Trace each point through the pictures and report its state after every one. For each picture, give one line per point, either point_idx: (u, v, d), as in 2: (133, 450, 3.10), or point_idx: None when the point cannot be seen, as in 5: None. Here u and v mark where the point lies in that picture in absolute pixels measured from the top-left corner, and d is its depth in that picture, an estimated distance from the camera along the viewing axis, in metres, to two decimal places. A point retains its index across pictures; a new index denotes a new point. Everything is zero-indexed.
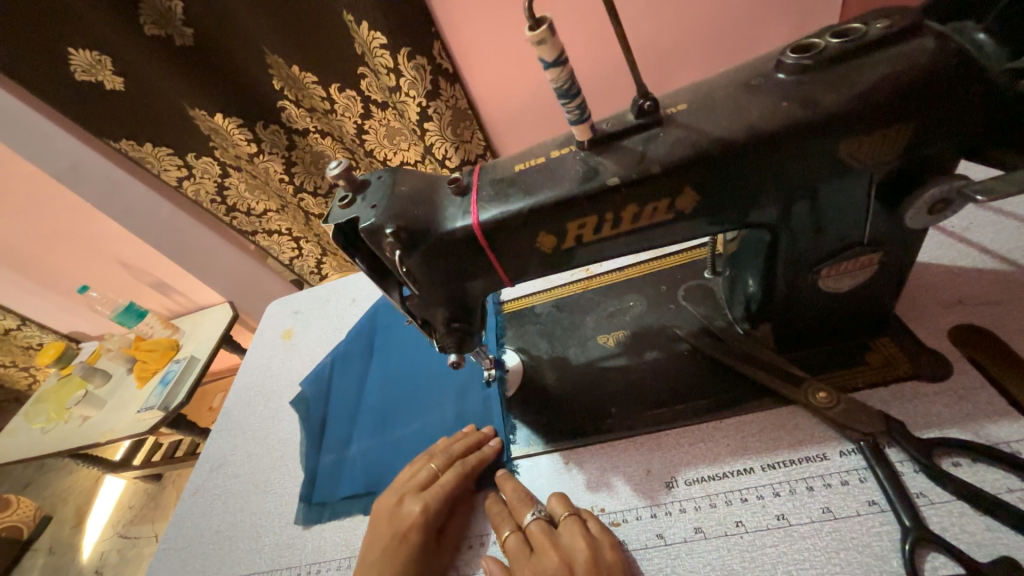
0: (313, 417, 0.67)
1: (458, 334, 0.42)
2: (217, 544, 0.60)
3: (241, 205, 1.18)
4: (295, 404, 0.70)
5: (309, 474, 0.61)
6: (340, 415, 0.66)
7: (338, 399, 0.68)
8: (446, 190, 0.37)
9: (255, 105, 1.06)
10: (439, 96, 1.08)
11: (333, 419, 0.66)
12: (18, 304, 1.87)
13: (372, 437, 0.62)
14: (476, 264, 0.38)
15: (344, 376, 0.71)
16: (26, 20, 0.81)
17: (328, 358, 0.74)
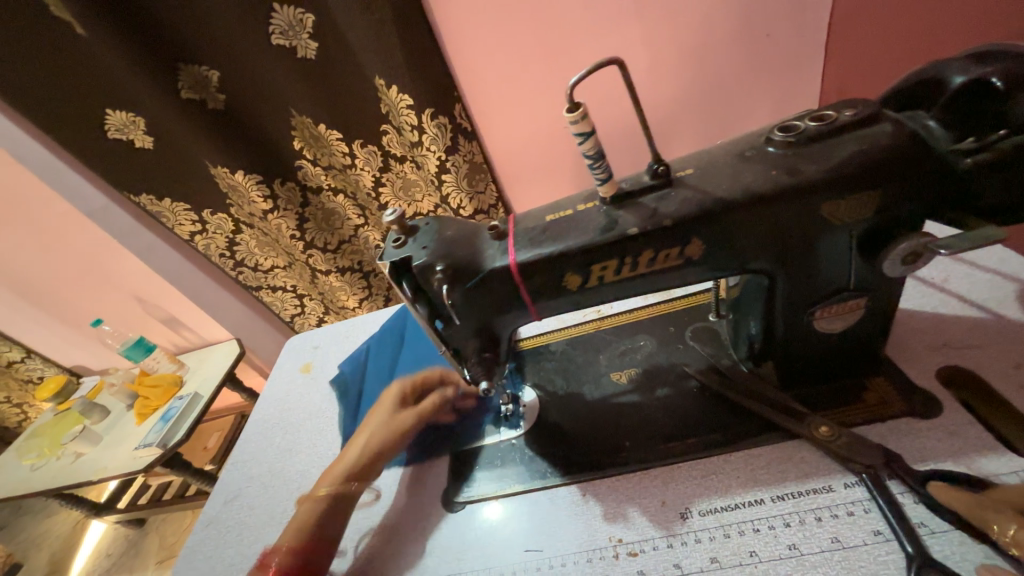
0: (351, 392, 0.77)
1: (487, 364, 0.46)
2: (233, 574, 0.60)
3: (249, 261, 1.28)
4: (335, 384, 0.80)
5: (346, 439, 0.70)
6: (374, 389, 0.75)
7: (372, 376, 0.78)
8: (486, 236, 0.42)
9: (273, 163, 1.18)
10: (456, 151, 1.19)
11: (367, 393, 0.76)
12: (27, 337, 1.90)
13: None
14: (509, 300, 0.42)
15: (377, 357, 0.81)
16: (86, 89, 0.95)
17: (364, 346, 0.84)
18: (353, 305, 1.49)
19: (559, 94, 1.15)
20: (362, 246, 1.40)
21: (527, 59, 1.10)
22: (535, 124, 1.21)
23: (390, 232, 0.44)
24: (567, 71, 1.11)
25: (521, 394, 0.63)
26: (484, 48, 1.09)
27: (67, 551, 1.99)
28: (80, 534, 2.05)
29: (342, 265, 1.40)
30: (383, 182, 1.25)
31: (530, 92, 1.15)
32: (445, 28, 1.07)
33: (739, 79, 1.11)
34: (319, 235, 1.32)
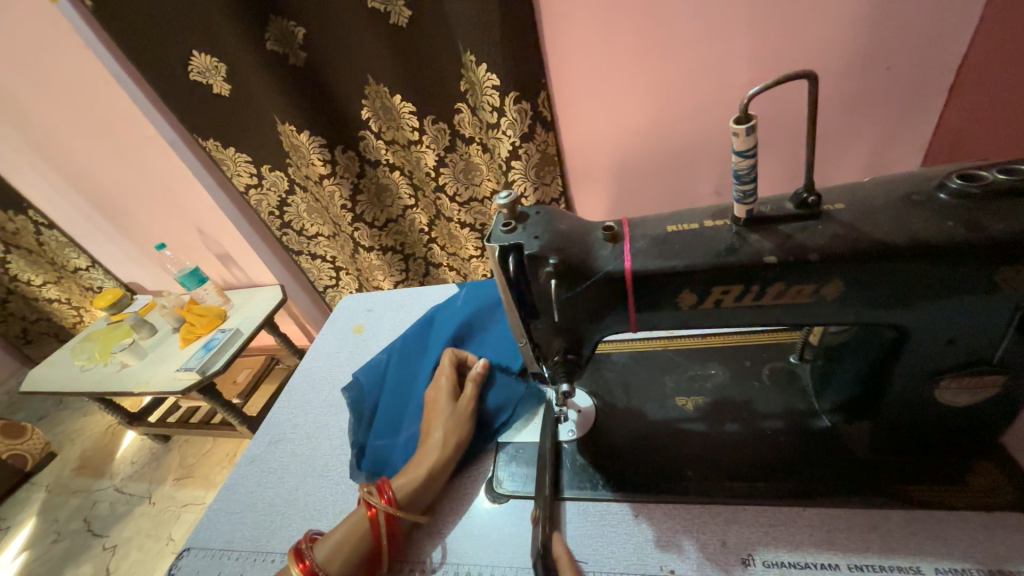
0: (366, 401, 0.70)
1: (569, 366, 0.44)
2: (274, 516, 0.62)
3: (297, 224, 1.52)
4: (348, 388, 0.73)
5: (359, 451, 0.64)
6: (393, 401, 0.69)
7: (393, 388, 0.71)
8: (599, 236, 0.40)
9: (337, 131, 1.33)
10: (532, 140, 1.17)
11: (384, 406, 0.69)
12: (96, 248, 2.03)
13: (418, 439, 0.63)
14: (613, 306, 0.40)
15: (401, 367, 0.73)
16: (199, 33, 1.11)
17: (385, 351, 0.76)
18: (387, 282, 1.68)
19: (648, 101, 1.11)
20: (406, 229, 1.58)
21: (625, 56, 1.06)
22: (610, 132, 1.19)
23: (499, 215, 0.42)
24: (662, 77, 1.07)
25: (577, 399, 0.61)
26: (581, 42, 1.06)
27: (98, 451, 2.14)
28: (112, 438, 2.19)
29: (384, 244, 1.57)
30: (445, 161, 1.34)
31: (617, 95, 1.12)
32: (547, 11, 1.03)
33: (848, 112, 1.04)
34: (369, 209, 1.49)
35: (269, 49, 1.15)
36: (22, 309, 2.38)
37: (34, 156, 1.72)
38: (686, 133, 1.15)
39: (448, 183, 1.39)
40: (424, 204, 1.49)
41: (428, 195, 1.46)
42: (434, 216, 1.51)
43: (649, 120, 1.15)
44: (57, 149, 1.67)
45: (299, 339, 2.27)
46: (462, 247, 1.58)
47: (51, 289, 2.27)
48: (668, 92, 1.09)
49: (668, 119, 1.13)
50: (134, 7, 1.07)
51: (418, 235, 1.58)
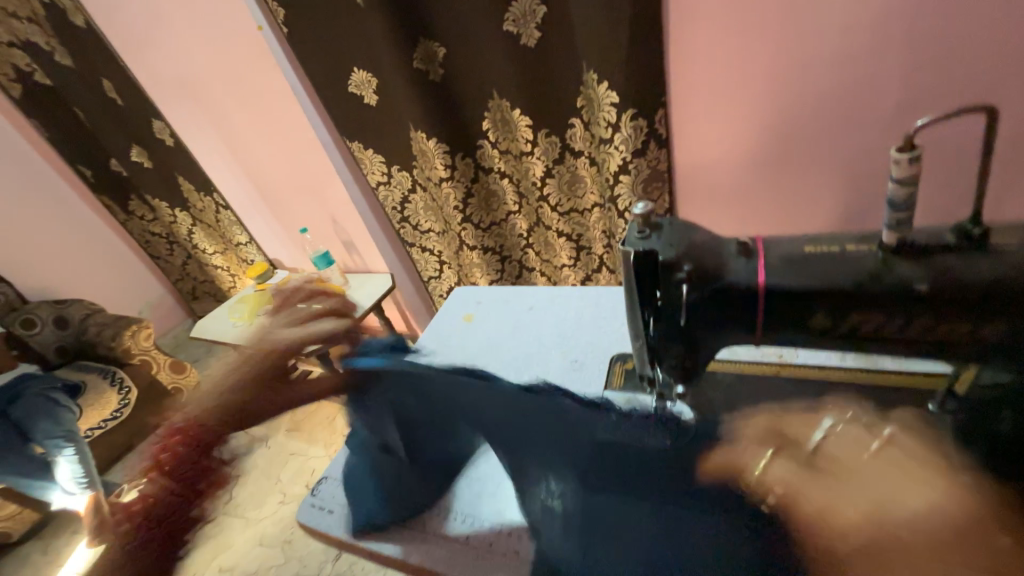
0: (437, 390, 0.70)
1: (684, 370, 0.48)
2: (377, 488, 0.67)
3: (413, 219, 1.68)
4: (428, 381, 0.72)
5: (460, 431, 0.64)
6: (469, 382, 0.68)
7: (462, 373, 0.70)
8: (731, 251, 0.43)
9: (459, 139, 1.48)
10: (643, 155, 1.20)
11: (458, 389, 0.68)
12: (256, 228, 2.46)
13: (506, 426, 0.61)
14: (739, 318, 0.43)
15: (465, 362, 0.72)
16: (364, 54, 1.32)
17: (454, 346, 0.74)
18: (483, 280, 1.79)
19: (773, 122, 1.08)
20: (506, 233, 1.67)
21: (753, 77, 1.04)
22: (727, 152, 1.16)
23: (633, 222, 0.46)
24: (793, 99, 1.03)
25: (679, 410, 0.63)
26: (706, 62, 1.07)
27: None
28: None
29: (486, 244, 1.69)
30: (553, 172, 1.42)
31: (739, 116, 1.10)
32: (676, 32, 1.06)
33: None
34: (477, 212, 1.63)
35: (415, 67, 1.33)
36: (195, 272, 2.94)
37: (224, 149, 2.14)
38: (813, 157, 1.09)
39: (553, 194, 1.46)
40: (527, 211, 1.58)
41: (531, 203, 1.55)
42: (535, 223, 1.59)
43: (773, 142, 1.11)
44: (242, 144, 2.07)
45: (398, 324, 2.51)
46: (556, 255, 1.64)
47: (218, 257, 2.78)
48: (798, 113, 1.04)
49: (795, 141, 1.09)
50: (317, 31, 1.30)
51: (516, 240, 1.68)
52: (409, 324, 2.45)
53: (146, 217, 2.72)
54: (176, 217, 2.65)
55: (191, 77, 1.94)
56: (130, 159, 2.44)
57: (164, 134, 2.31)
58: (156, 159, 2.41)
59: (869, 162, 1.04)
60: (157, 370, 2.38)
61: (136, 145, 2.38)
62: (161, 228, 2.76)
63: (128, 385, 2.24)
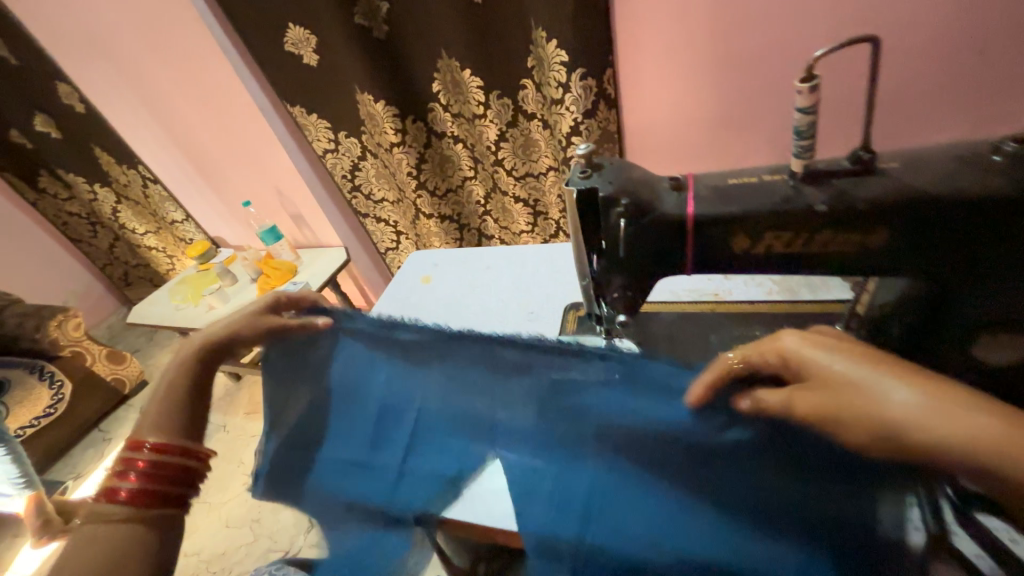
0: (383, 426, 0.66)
1: (624, 301, 0.52)
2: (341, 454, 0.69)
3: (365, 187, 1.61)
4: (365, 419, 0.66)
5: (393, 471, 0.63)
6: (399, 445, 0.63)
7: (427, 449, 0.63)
8: (664, 183, 0.46)
9: (409, 101, 1.43)
10: (594, 117, 1.22)
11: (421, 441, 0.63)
12: (191, 204, 2.27)
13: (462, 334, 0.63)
14: (675, 247, 0.47)
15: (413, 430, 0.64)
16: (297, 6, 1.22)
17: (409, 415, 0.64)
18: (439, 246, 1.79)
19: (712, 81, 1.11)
20: (463, 200, 1.67)
21: (695, 32, 1.05)
22: (670, 112, 1.20)
23: (577, 161, 0.48)
24: (730, 56, 1.05)
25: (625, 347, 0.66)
26: (650, 18, 1.08)
27: None
28: None
29: (443, 211, 1.68)
30: (506, 135, 1.41)
31: (681, 76, 1.13)
32: None
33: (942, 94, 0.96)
34: (431, 178, 1.60)
35: (358, 24, 1.26)
36: (127, 255, 2.70)
37: (147, 116, 1.94)
38: (746, 122, 1.14)
39: (506, 157, 1.46)
40: (482, 176, 1.57)
41: (486, 167, 1.53)
42: (491, 189, 1.59)
43: (714, 103, 1.14)
44: (167, 111, 1.88)
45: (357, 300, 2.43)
46: (513, 221, 1.64)
47: (151, 237, 2.56)
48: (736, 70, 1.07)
49: (732, 101, 1.12)
50: None
51: (474, 207, 1.67)
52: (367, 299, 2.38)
53: (61, 195, 2.45)
54: (96, 194, 2.40)
55: (99, 33, 1.71)
56: (35, 129, 2.16)
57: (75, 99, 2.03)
58: (66, 128, 2.14)
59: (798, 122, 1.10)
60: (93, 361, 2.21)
61: (40, 113, 2.10)
62: (81, 207, 2.50)
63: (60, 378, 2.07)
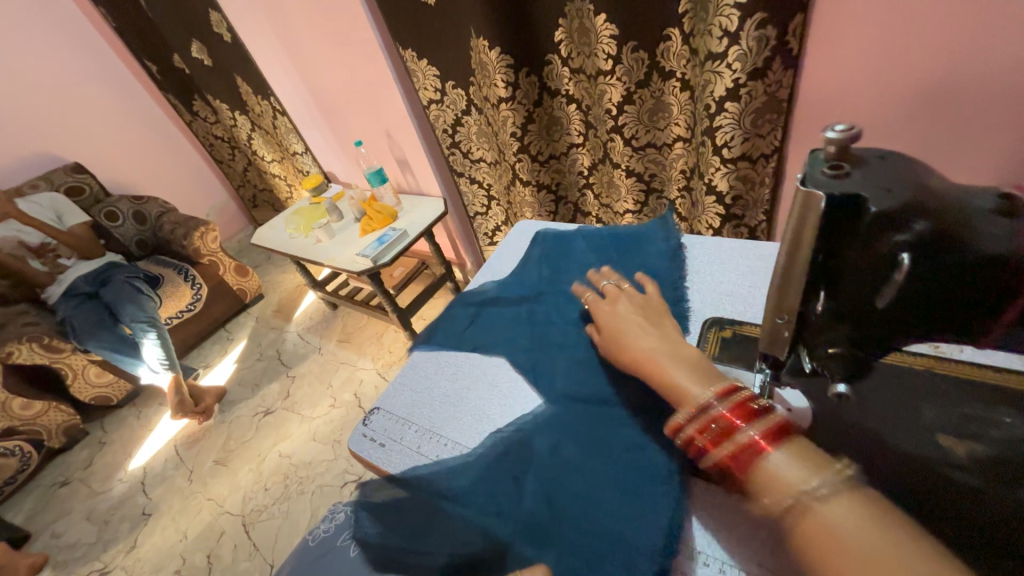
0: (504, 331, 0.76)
1: (837, 361, 0.42)
2: (424, 383, 0.74)
3: (465, 145, 1.57)
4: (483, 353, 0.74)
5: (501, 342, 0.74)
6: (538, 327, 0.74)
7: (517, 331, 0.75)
8: (990, 201, 0.33)
9: (527, 51, 1.25)
10: (761, 78, 0.96)
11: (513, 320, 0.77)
12: (310, 138, 2.37)
13: (586, 272, 0.81)
14: (982, 297, 0.35)
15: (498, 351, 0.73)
16: None
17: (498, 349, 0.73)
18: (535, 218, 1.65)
19: (946, 39, 0.83)
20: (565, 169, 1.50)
21: None
22: (872, 79, 0.93)
23: (820, 149, 0.35)
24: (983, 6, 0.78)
25: (788, 395, 0.52)
26: None
27: (291, 301, 2.69)
28: (300, 296, 2.72)
29: (541, 181, 1.53)
30: (633, 98, 1.19)
31: (898, 32, 0.86)
32: None
33: None
34: (535, 142, 1.44)
35: None
36: (256, 179, 2.97)
37: (278, 47, 1.97)
38: (985, 98, 0.86)
39: (628, 124, 1.24)
40: (591, 146, 1.38)
41: (600, 135, 1.33)
42: (600, 159, 1.39)
43: (935, 70, 0.87)
44: (294, 42, 1.89)
45: (447, 252, 2.43)
46: (619, 199, 1.46)
47: (275, 166, 2.75)
48: (990, 25, 0.79)
49: (972, 68, 0.84)
50: None
51: (575, 178, 1.50)
52: (459, 252, 2.37)
53: (209, 119, 2.72)
54: (235, 120, 2.60)
55: None
56: (192, 55, 2.36)
57: (221, 27, 2.14)
58: (214, 56, 2.30)
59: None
60: (224, 271, 2.51)
61: (195, 40, 2.27)
62: (224, 131, 2.75)
63: (199, 282, 2.39)
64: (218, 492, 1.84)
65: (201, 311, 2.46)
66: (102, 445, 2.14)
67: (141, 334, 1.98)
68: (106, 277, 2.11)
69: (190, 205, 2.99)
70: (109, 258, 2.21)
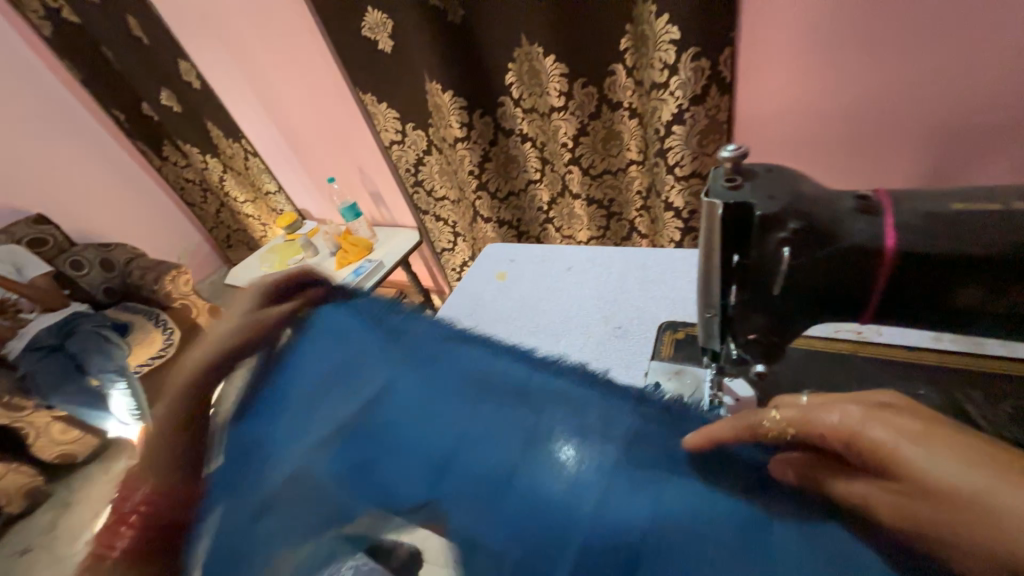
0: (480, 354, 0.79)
1: (763, 347, 0.48)
2: None
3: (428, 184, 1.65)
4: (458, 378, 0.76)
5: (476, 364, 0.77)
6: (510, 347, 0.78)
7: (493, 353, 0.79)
8: (851, 203, 0.42)
9: (478, 95, 1.33)
10: (702, 103, 1.07)
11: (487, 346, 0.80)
12: (284, 177, 2.40)
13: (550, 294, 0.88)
14: (862, 288, 0.42)
15: None
16: None
17: None
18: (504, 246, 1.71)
19: (850, 68, 0.95)
20: (525, 204, 1.58)
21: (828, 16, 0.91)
22: (793, 102, 1.04)
23: (720, 167, 0.43)
24: (876, 39, 0.90)
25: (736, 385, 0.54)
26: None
27: None
28: None
29: (502, 217, 1.60)
30: (586, 129, 1.28)
31: (809, 63, 0.97)
32: None
33: None
34: (494, 179, 1.51)
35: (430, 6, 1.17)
36: (229, 220, 2.96)
37: (248, 92, 2.03)
38: (888, 118, 0.97)
39: (584, 154, 1.33)
40: (549, 180, 1.47)
41: (557, 169, 1.42)
42: (558, 192, 1.47)
43: (848, 93, 0.98)
44: (264, 86, 1.94)
45: (425, 281, 2.47)
46: (580, 227, 1.53)
47: (249, 206, 2.76)
48: (885, 55, 0.91)
49: (875, 89, 0.95)
50: None
51: (536, 213, 1.58)
52: (436, 281, 2.41)
53: (180, 163, 2.72)
54: (207, 163, 2.62)
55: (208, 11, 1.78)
56: (161, 102, 2.39)
57: (190, 75, 2.18)
58: (184, 102, 2.33)
59: (962, 117, 0.91)
60: (197, 314, 2.46)
61: (164, 88, 2.31)
62: (195, 175, 2.76)
63: (171, 326, 2.34)
64: None
65: (174, 356, 2.39)
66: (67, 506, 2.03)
67: (109, 384, 1.92)
68: (70, 327, 2.07)
69: (159, 250, 2.95)
70: (74, 308, 2.17)
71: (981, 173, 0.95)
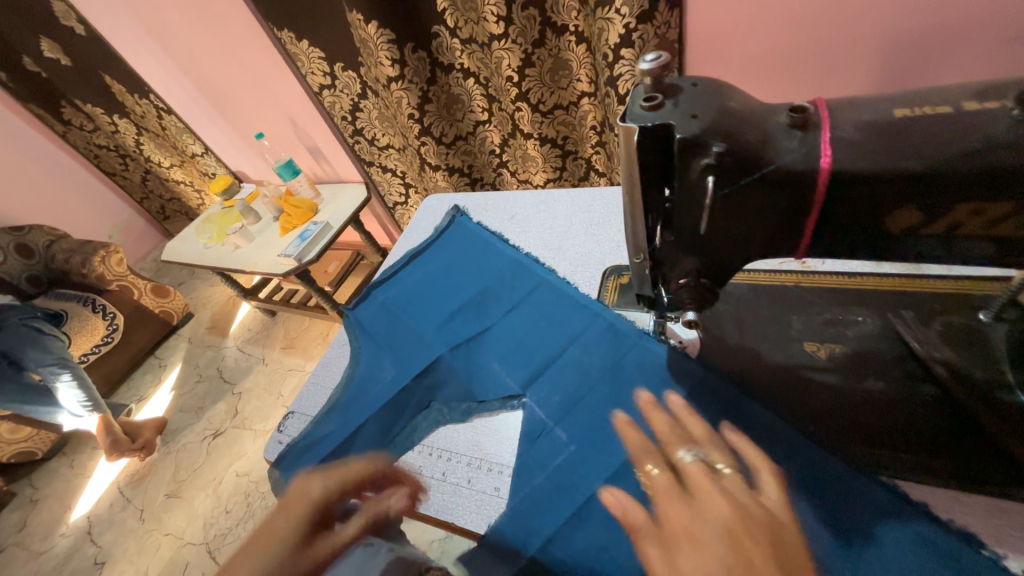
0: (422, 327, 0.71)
1: (697, 291, 0.43)
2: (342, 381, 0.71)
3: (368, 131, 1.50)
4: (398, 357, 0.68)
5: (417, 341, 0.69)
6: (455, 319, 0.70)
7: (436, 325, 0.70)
8: (785, 119, 0.38)
9: (409, 25, 1.16)
10: (650, 20, 0.96)
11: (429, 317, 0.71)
12: (208, 136, 2.15)
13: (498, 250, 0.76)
14: (791, 217, 0.40)
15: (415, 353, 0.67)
16: None
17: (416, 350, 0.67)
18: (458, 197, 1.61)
19: None
20: (476, 149, 1.47)
21: None
22: (748, 15, 0.95)
23: (640, 86, 0.38)
24: None
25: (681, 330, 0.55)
26: None
27: (224, 315, 2.51)
28: (233, 307, 2.54)
29: (451, 163, 1.48)
30: (531, 59, 1.15)
31: None
32: None
33: None
34: (438, 122, 1.37)
35: None
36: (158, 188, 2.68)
37: (146, 37, 1.74)
38: (843, 30, 0.90)
39: (531, 88, 1.21)
40: (498, 120, 1.35)
41: (504, 107, 1.30)
42: (509, 133, 1.37)
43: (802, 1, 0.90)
44: (162, 28, 1.66)
45: (382, 239, 2.35)
46: (535, 168, 1.45)
47: (177, 171, 2.49)
48: None
49: None
50: None
51: (488, 157, 1.48)
52: (394, 239, 2.30)
53: (86, 127, 2.39)
54: (116, 126, 2.31)
55: None
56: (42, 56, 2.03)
57: (72, 19, 1.85)
58: (72, 53, 1.99)
59: (916, 20, 0.85)
60: (140, 295, 2.28)
61: (42, 37, 1.95)
62: (107, 140, 2.44)
63: (112, 310, 2.16)
64: (176, 526, 1.75)
65: (122, 342, 2.24)
66: (34, 504, 1.96)
67: (53, 378, 1.75)
68: None
69: (84, 229, 2.66)
70: None
71: (931, 80, 0.92)
